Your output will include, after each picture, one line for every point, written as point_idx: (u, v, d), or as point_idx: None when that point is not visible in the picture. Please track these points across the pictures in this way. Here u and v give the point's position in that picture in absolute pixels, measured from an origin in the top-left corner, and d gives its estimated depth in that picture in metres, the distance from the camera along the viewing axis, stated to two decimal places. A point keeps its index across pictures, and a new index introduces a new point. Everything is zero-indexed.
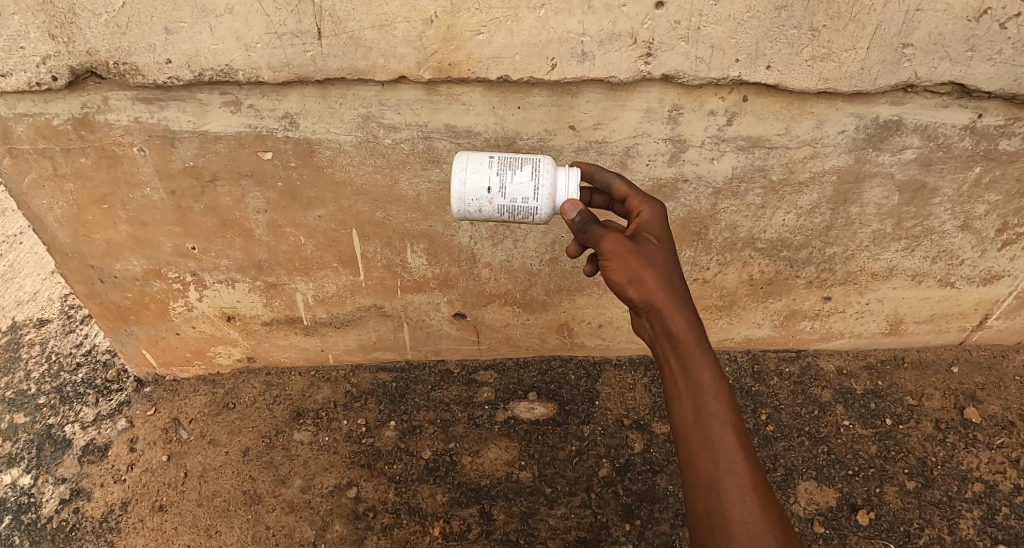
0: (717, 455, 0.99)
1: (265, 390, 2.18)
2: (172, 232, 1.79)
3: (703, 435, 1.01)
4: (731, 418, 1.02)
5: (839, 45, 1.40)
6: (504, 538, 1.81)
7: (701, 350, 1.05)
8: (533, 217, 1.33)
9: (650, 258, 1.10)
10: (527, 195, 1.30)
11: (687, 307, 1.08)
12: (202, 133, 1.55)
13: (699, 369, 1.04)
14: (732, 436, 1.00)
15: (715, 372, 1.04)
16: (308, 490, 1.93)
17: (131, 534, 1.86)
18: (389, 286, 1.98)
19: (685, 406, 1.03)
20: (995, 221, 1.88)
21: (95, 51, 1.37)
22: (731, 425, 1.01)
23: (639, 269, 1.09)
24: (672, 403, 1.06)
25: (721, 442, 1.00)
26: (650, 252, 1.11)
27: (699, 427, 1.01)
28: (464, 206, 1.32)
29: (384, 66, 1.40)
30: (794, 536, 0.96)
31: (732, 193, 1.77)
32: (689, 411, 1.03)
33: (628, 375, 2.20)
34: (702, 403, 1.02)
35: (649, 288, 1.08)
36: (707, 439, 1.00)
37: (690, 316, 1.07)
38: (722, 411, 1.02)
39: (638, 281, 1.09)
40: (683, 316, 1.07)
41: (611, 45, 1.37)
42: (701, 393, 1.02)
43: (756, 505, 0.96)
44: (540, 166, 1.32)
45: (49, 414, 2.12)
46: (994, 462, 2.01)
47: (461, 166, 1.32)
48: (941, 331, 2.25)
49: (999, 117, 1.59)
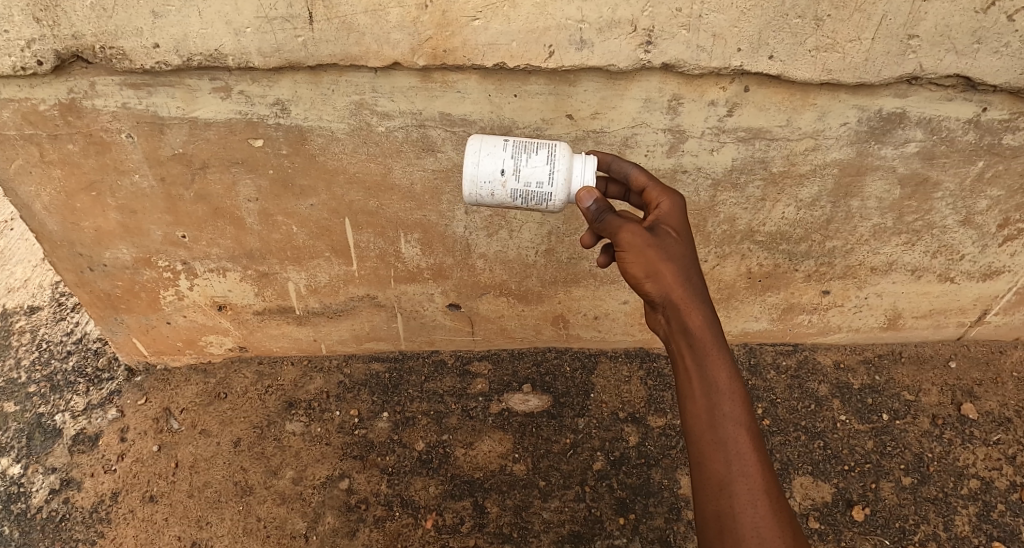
0: (729, 458, 0.98)
1: (257, 380, 2.16)
2: (162, 220, 1.76)
3: (716, 436, 0.99)
4: (745, 418, 1.00)
5: (843, 36, 1.37)
6: (497, 532, 1.81)
7: (718, 349, 1.03)
8: (547, 204, 1.30)
9: (668, 252, 1.08)
10: (542, 179, 1.27)
11: (704, 304, 1.06)
12: (191, 119, 1.52)
13: (714, 368, 1.02)
14: (746, 437, 0.99)
15: (731, 371, 1.02)
16: (300, 481, 1.91)
17: (121, 525, 1.85)
18: (382, 276, 1.96)
19: (698, 405, 1.02)
20: (997, 216, 1.85)
21: (81, 34, 1.33)
22: (745, 427, 1.00)
23: (658, 263, 1.07)
24: (685, 401, 1.04)
25: (735, 445, 0.98)
26: (669, 245, 1.09)
27: (713, 428, 0.99)
28: (476, 189, 1.30)
29: (377, 52, 1.36)
30: (803, 541, 0.96)
31: (731, 185, 1.74)
32: (702, 410, 1.01)
33: (624, 367, 2.18)
34: (716, 403, 1.01)
35: (667, 283, 1.06)
36: (719, 440, 0.99)
37: (707, 314, 1.05)
38: (736, 412, 1.00)
39: (655, 276, 1.07)
40: (700, 313, 1.05)
41: (611, 32, 1.34)
42: (715, 393, 1.01)
43: (768, 510, 0.95)
44: (555, 152, 1.29)
45: (39, 403, 2.10)
46: (990, 458, 2.00)
47: (475, 148, 1.30)
48: (939, 326, 2.23)
49: (1004, 111, 1.56)
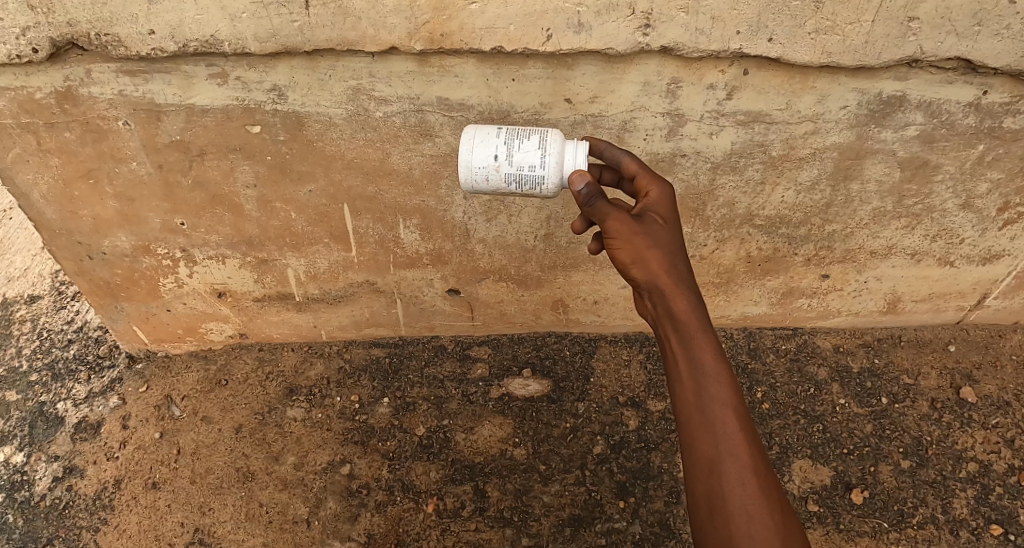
0: (717, 440, 0.98)
1: (258, 367, 2.16)
2: (161, 208, 1.75)
3: (705, 417, 0.99)
4: (731, 400, 1.00)
5: (843, 18, 1.36)
6: (498, 516, 1.82)
7: (704, 332, 1.03)
8: (540, 188, 1.28)
9: (656, 239, 1.07)
10: (534, 163, 1.27)
11: (690, 288, 1.06)
12: (188, 106, 1.51)
13: (701, 351, 1.02)
14: (733, 418, 0.99)
15: (717, 353, 1.02)
16: (302, 467, 1.92)
17: (125, 511, 1.86)
18: (382, 262, 1.96)
19: (687, 389, 1.02)
20: (997, 200, 1.85)
21: (76, 21, 1.32)
22: (732, 408, 1.00)
23: (645, 250, 1.07)
24: (675, 384, 1.05)
25: (724, 427, 0.98)
26: (656, 232, 1.08)
27: (701, 411, 1.00)
28: (470, 176, 1.30)
29: (374, 36, 1.35)
30: (793, 520, 0.96)
31: (731, 168, 1.73)
32: (692, 391, 1.01)
33: (624, 351, 2.19)
34: (704, 385, 1.01)
35: (653, 268, 1.06)
36: (708, 422, 0.99)
37: (693, 298, 1.05)
38: (724, 394, 1.00)
39: (642, 261, 1.07)
40: (686, 298, 1.05)
41: (609, 15, 1.33)
42: (703, 376, 1.01)
43: (756, 490, 0.95)
44: (548, 136, 1.28)
45: (41, 391, 2.11)
46: (989, 441, 2.01)
47: (469, 136, 1.32)
48: (939, 310, 2.23)
49: (1005, 94, 1.56)
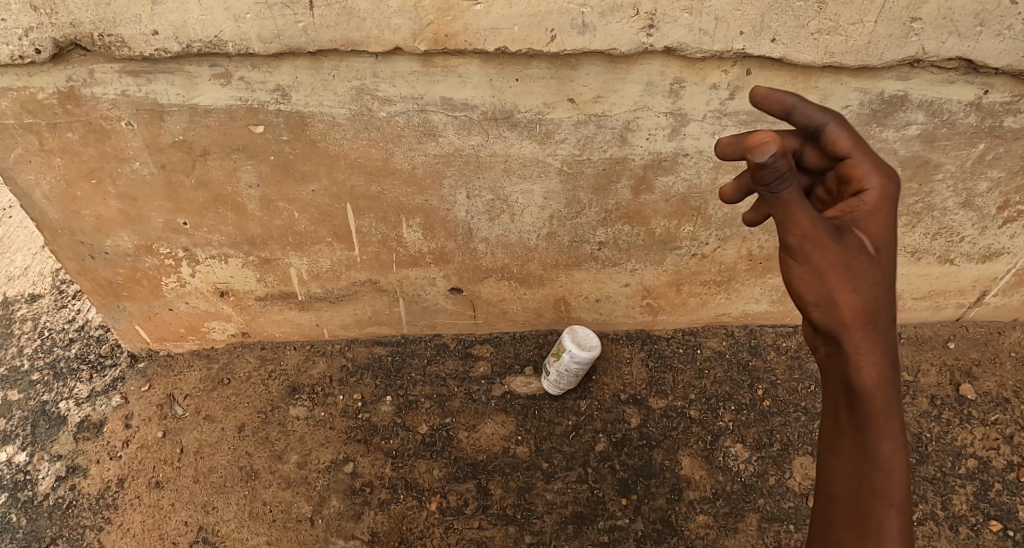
0: (866, 537, 0.77)
1: (260, 365, 2.17)
2: (163, 207, 1.75)
3: (858, 507, 0.78)
4: (901, 500, 0.77)
5: (847, 18, 1.36)
6: (501, 513, 1.83)
7: (889, 414, 0.75)
8: None
9: (856, 281, 0.72)
10: None
11: (888, 351, 0.75)
12: (192, 106, 1.51)
13: (877, 435, 0.76)
14: (897, 522, 0.76)
15: (897, 442, 0.76)
16: (305, 465, 1.93)
17: (129, 511, 1.87)
18: (384, 261, 1.96)
19: (843, 464, 0.79)
20: (998, 199, 1.86)
21: (79, 22, 1.31)
22: (899, 509, 0.77)
23: (836, 296, 0.73)
24: (827, 450, 0.82)
25: (880, 530, 0.76)
26: (857, 271, 0.72)
27: (855, 494, 0.78)
28: None
29: (378, 37, 1.35)
30: None
31: (733, 168, 1.74)
32: (848, 471, 0.78)
33: (625, 348, 2.21)
34: (870, 472, 0.77)
35: (842, 320, 0.73)
36: (861, 514, 0.77)
37: (888, 365, 0.74)
38: (895, 491, 0.76)
39: (828, 306, 0.73)
40: (879, 368, 0.74)
41: (613, 16, 1.33)
42: (871, 462, 0.76)
43: None
44: None
45: (43, 390, 2.11)
46: (987, 438, 2.02)
47: None
48: (939, 307, 2.25)
49: (1006, 94, 1.56)
